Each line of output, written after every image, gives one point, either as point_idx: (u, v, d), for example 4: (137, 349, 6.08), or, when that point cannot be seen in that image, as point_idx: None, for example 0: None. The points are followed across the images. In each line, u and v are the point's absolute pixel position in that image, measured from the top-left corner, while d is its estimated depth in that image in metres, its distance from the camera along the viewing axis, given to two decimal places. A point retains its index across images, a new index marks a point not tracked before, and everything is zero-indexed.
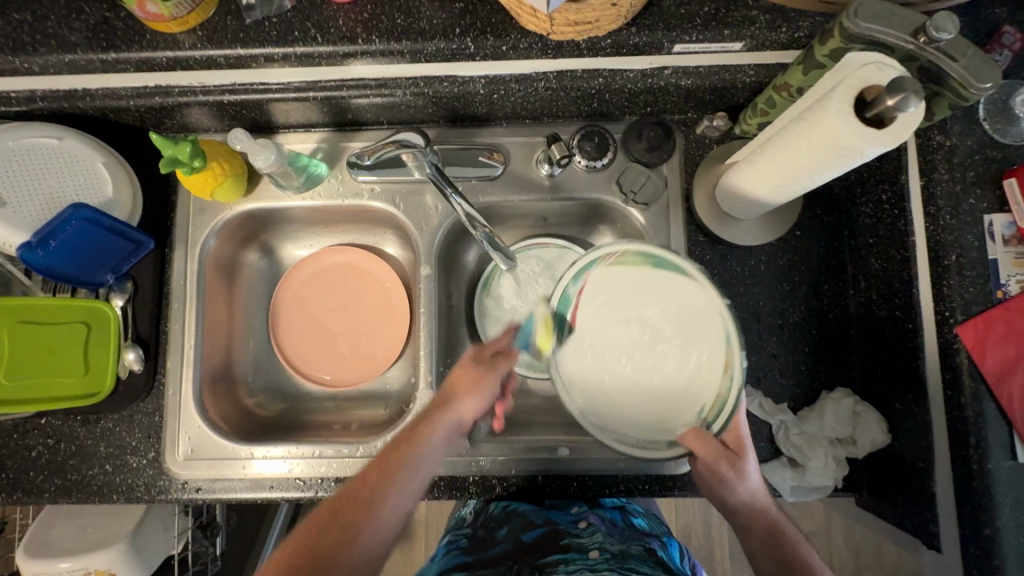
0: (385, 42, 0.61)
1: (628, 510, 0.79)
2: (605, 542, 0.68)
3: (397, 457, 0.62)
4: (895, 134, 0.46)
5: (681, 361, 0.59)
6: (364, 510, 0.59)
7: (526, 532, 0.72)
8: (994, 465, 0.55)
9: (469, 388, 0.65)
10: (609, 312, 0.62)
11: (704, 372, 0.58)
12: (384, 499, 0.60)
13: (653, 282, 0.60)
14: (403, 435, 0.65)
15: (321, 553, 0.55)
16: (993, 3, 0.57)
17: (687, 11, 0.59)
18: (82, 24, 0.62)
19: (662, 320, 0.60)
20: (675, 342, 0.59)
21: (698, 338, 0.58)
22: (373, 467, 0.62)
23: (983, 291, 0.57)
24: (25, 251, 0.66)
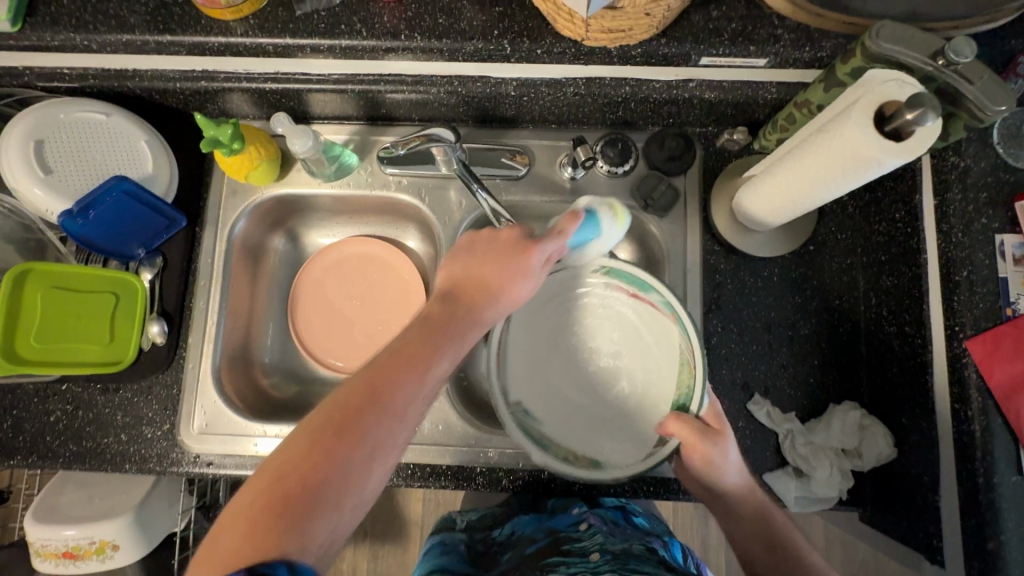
0: (426, 40, 0.64)
1: (628, 511, 0.77)
2: (606, 543, 0.66)
3: (445, 332, 0.52)
4: (911, 148, 0.48)
5: (585, 416, 0.70)
6: (416, 377, 0.48)
7: (528, 544, 0.71)
8: (999, 479, 0.55)
9: (500, 274, 0.56)
10: (640, 337, 0.70)
11: (574, 427, 0.69)
12: (421, 377, 0.48)
13: (659, 392, 0.68)
14: (415, 342, 0.50)
15: (370, 386, 0.46)
16: (1009, 34, 0.60)
17: (715, 26, 0.62)
18: (142, 8, 0.66)
19: (647, 394, 0.68)
20: (603, 413, 0.70)
21: (604, 417, 0.69)
22: (392, 346, 0.50)
23: (992, 308, 0.58)
24: (65, 218, 0.68)
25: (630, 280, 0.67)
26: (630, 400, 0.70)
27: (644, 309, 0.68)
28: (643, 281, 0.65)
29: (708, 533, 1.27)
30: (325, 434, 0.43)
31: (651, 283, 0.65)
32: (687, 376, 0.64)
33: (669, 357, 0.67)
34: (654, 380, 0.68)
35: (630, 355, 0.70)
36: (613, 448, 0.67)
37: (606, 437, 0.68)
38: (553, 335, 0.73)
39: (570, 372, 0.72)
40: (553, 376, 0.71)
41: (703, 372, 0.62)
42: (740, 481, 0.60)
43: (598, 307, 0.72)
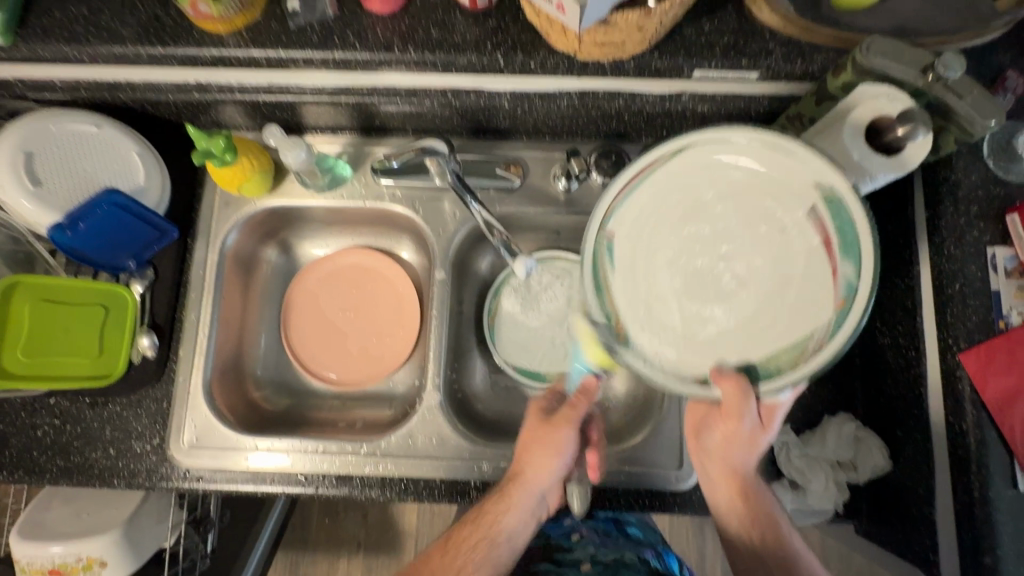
0: (420, 53, 0.64)
1: (622, 518, 0.80)
2: (597, 555, 0.73)
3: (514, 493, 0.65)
4: (901, 162, 0.49)
5: (657, 304, 0.57)
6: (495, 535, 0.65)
7: (519, 545, 0.75)
8: (995, 493, 0.55)
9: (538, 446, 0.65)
10: (784, 288, 0.53)
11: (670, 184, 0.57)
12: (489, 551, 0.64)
13: (745, 347, 0.53)
14: (481, 514, 0.66)
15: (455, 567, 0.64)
16: (998, 48, 0.60)
17: (707, 40, 0.63)
18: (133, 20, 0.65)
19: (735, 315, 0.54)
20: (673, 311, 0.56)
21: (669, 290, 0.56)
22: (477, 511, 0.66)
23: (985, 321, 0.58)
24: (55, 231, 0.68)
25: (839, 225, 0.51)
26: (716, 327, 0.55)
27: (812, 267, 0.53)
28: (857, 237, 0.50)
29: (707, 544, 1.27)
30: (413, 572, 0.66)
31: (856, 242, 0.50)
32: (788, 361, 0.51)
33: (784, 341, 0.52)
34: (763, 324, 0.53)
35: (757, 292, 0.54)
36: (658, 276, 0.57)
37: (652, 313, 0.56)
38: (690, 213, 0.56)
39: (677, 254, 0.57)
40: (661, 230, 0.57)
41: (816, 368, 0.50)
42: (743, 460, 0.59)
43: (771, 210, 0.55)
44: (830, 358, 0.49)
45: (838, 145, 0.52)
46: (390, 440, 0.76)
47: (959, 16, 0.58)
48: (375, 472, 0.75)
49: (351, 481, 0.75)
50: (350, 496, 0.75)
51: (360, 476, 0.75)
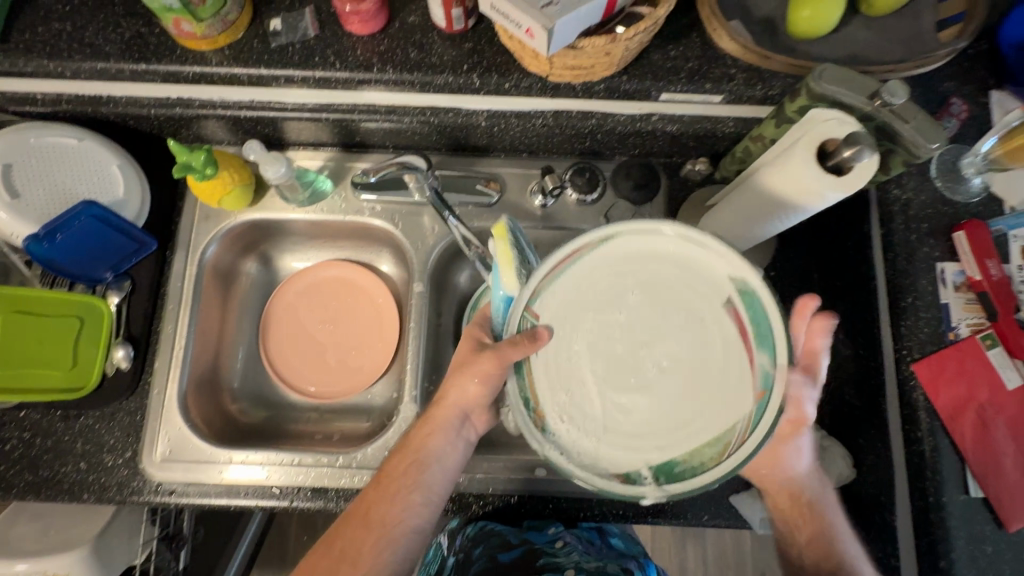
0: (399, 73, 0.66)
1: (604, 530, 0.82)
2: (581, 562, 0.72)
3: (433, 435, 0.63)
4: (850, 182, 0.51)
5: (575, 397, 0.54)
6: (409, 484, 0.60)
7: (503, 552, 0.73)
8: (948, 498, 0.57)
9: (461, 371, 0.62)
10: (706, 380, 0.52)
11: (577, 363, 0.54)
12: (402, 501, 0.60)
13: (665, 444, 0.51)
14: (376, 496, 0.60)
15: (367, 516, 0.60)
16: (944, 78, 0.64)
17: (674, 65, 0.66)
18: (117, 37, 0.67)
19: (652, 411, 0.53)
20: (596, 406, 0.53)
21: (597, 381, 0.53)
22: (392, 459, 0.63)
23: (936, 333, 0.61)
24: (31, 243, 0.68)
25: (754, 318, 0.51)
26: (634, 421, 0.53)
27: (738, 361, 0.51)
28: (769, 330, 0.50)
29: (686, 556, 1.27)
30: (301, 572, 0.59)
31: (766, 329, 0.50)
32: (710, 455, 0.50)
33: (701, 437, 0.50)
34: (682, 421, 0.52)
35: (679, 383, 0.53)
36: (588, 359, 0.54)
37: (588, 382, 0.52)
38: (601, 300, 0.55)
39: (596, 344, 0.55)
40: (583, 320, 0.55)
41: (735, 467, 0.48)
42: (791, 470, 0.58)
43: (683, 308, 0.54)
44: (747, 458, 0.47)
45: (793, 184, 0.54)
46: (367, 452, 0.76)
47: (906, 47, 0.62)
48: (350, 484, 0.75)
49: (326, 493, 0.75)
50: (325, 508, 0.75)
51: (336, 488, 0.75)
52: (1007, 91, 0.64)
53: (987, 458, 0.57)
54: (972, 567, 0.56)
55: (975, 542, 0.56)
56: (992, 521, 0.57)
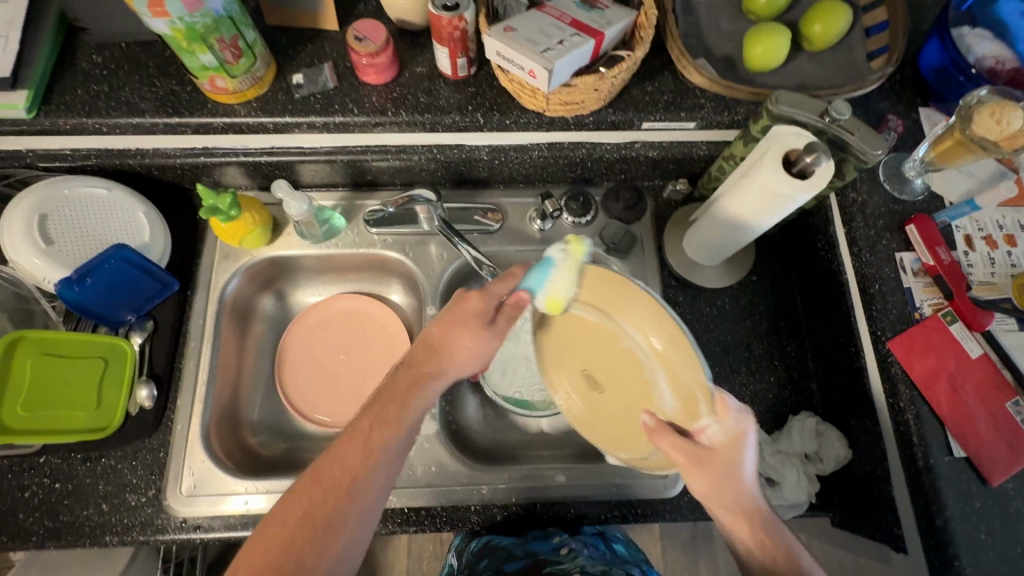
0: (410, 115, 0.74)
1: (608, 536, 0.86)
2: (587, 567, 0.77)
3: (413, 393, 0.59)
4: (814, 183, 0.59)
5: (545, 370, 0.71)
6: (368, 462, 0.55)
7: (508, 563, 0.78)
8: (935, 461, 0.63)
9: (461, 324, 0.61)
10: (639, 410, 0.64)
11: (607, 280, 0.57)
12: (372, 466, 0.55)
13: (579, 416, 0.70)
14: (323, 477, 0.54)
15: (318, 513, 0.52)
16: (878, 99, 0.76)
17: (651, 98, 0.76)
18: (152, 95, 0.73)
19: (636, 377, 0.59)
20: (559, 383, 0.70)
21: (619, 310, 0.57)
22: (358, 425, 0.57)
23: (904, 313, 0.68)
24: (62, 286, 0.71)
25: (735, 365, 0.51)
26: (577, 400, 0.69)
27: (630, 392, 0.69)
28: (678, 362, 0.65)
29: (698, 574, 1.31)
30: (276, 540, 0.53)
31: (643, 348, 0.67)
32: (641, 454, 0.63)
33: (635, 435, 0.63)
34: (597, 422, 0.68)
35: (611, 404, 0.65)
36: (638, 292, 0.55)
37: (622, 314, 0.57)
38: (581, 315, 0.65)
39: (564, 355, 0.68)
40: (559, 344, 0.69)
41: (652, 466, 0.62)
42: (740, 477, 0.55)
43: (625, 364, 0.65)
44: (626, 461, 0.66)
45: (766, 187, 0.62)
46: None
47: (844, 75, 0.74)
48: None
49: None
50: None
51: None
52: (932, 107, 0.76)
53: (964, 421, 0.63)
54: (965, 523, 0.61)
55: (965, 500, 0.62)
56: (977, 479, 0.62)
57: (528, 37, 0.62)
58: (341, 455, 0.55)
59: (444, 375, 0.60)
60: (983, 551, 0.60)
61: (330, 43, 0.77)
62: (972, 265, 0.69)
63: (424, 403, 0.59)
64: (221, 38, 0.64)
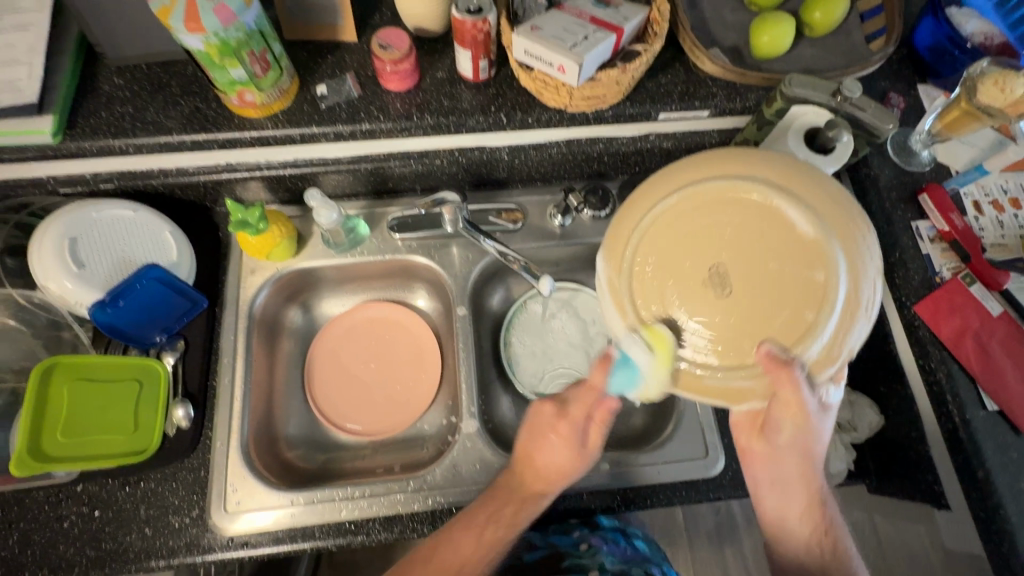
0: (435, 119, 0.76)
1: (629, 533, 0.84)
2: (605, 565, 0.78)
3: (524, 506, 0.67)
4: (837, 156, 0.65)
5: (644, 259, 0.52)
6: (475, 558, 0.64)
7: (527, 553, 0.81)
8: (971, 415, 0.65)
9: (555, 438, 0.67)
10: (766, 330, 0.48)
11: (839, 204, 0.49)
12: (496, 550, 0.65)
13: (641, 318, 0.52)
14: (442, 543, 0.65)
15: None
16: (879, 78, 0.79)
17: (667, 90, 0.78)
18: (177, 114, 0.74)
19: (799, 302, 0.48)
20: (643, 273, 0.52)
21: (842, 233, 0.48)
22: (474, 522, 0.66)
23: (926, 278, 0.71)
24: (97, 309, 0.72)
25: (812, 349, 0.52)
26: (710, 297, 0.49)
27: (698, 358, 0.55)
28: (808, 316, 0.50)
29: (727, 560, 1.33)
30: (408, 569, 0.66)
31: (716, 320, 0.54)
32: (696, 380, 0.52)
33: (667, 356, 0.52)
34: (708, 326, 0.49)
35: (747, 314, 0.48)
36: (866, 241, 0.49)
37: (841, 237, 0.48)
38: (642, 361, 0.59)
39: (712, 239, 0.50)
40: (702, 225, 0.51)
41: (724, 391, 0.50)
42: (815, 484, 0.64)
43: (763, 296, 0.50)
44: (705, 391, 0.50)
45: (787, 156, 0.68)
46: (436, 473, 0.78)
47: (846, 57, 0.77)
48: (424, 507, 0.77)
49: (400, 520, 0.76)
50: (401, 537, 0.76)
51: (409, 514, 0.76)
52: (930, 83, 0.80)
53: (994, 374, 0.66)
54: (1005, 472, 0.63)
55: (1002, 450, 0.64)
56: (1011, 429, 0.65)
57: (555, 35, 0.64)
58: (470, 520, 0.66)
59: (549, 489, 0.68)
60: None
61: (349, 53, 0.78)
62: (983, 229, 0.72)
63: (535, 511, 0.67)
64: (252, 52, 0.65)
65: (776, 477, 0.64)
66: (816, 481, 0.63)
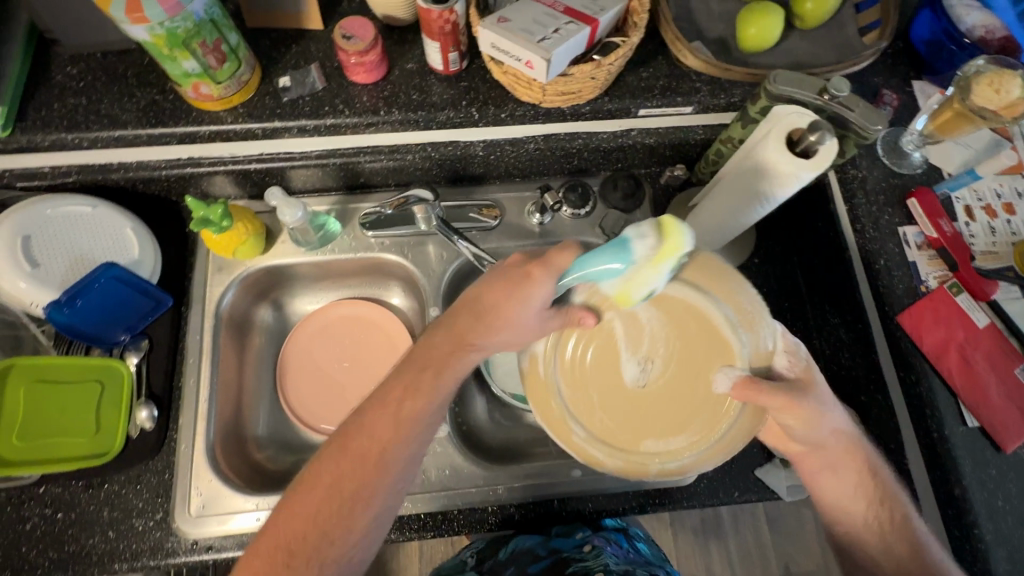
0: (404, 113, 0.73)
1: (629, 535, 0.85)
2: (610, 564, 0.75)
3: (450, 363, 0.57)
4: (817, 162, 0.59)
5: (606, 330, 0.65)
6: (399, 437, 0.56)
7: (534, 564, 0.77)
8: (950, 431, 0.64)
9: (514, 293, 0.54)
10: (673, 407, 0.63)
11: (719, 277, 0.62)
12: (401, 441, 0.55)
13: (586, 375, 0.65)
14: (376, 426, 0.55)
15: (349, 497, 0.54)
16: (871, 75, 0.76)
17: (647, 84, 0.75)
18: (133, 105, 0.71)
19: (703, 393, 0.62)
20: (600, 350, 0.65)
21: (749, 333, 0.60)
22: (386, 401, 0.56)
23: (910, 287, 0.69)
24: (52, 309, 0.69)
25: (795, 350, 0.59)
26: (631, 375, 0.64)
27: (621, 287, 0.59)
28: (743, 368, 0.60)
29: (711, 558, 1.32)
30: (321, 505, 0.54)
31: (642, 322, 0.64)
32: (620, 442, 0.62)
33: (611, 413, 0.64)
34: (627, 398, 0.64)
35: (659, 391, 0.64)
36: (745, 294, 0.61)
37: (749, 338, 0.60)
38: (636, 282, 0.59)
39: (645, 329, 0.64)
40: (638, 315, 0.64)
41: (631, 466, 0.62)
42: (841, 433, 0.59)
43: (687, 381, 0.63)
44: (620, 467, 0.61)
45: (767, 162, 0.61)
46: None
47: (838, 52, 0.73)
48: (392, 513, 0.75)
49: None
50: None
51: None
52: (926, 80, 0.76)
53: (975, 390, 0.64)
54: (982, 490, 0.62)
55: (981, 467, 0.62)
56: (991, 446, 0.63)
57: (524, 27, 0.61)
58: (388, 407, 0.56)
59: (473, 352, 0.57)
60: (1002, 516, 0.61)
61: (315, 43, 0.75)
62: (973, 235, 0.69)
63: (457, 374, 0.57)
64: (204, 42, 0.61)
65: (822, 466, 0.61)
66: (866, 458, 0.60)
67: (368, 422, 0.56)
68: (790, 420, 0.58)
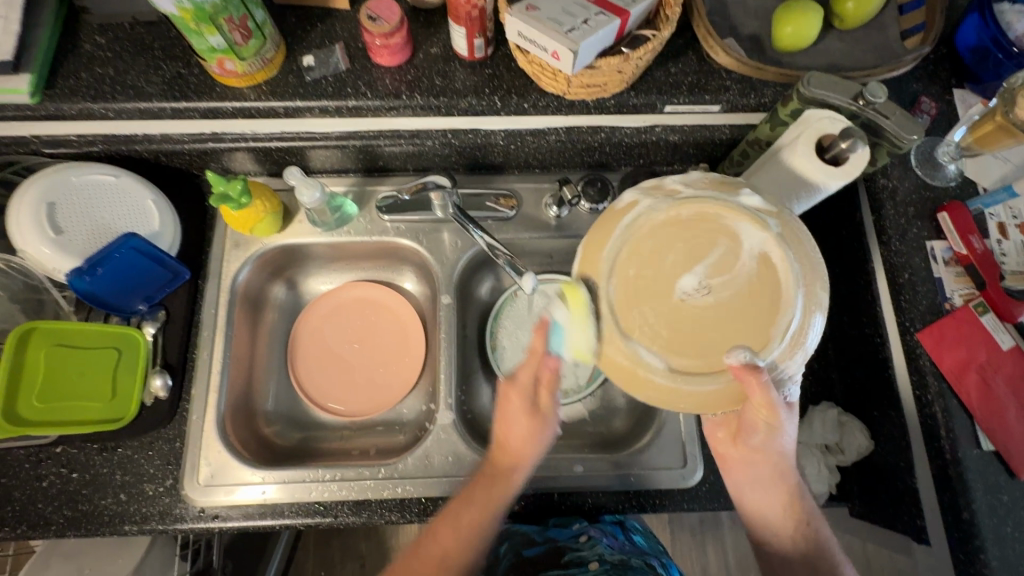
0: (425, 99, 0.72)
1: (627, 527, 0.84)
2: (605, 554, 0.75)
3: (501, 487, 0.65)
4: (848, 170, 0.57)
5: (678, 234, 0.53)
6: (458, 548, 0.64)
7: (528, 548, 0.79)
8: (963, 453, 0.62)
9: (516, 414, 0.65)
10: (691, 331, 0.51)
11: (815, 287, 0.52)
12: (463, 547, 0.64)
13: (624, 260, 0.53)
14: (442, 533, 0.64)
15: None
16: (910, 80, 0.73)
17: (675, 80, 0.73)
18: (159, 78, 0.71)
19: (733, 339, 0.50)
20: (664, 245, 0.53)
21: (804, 309, 0.51)
22: (450, 510, 0.66)
23: (934, 304, 0.67)
24: (75, 276, 0.71)
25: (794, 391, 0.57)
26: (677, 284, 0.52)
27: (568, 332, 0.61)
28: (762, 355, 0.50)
29: (707, 558, 1.33)
30: None
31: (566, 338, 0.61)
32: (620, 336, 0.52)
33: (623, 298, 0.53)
34: (654, 296, 0.52)
35: (690, 311, 0.51)
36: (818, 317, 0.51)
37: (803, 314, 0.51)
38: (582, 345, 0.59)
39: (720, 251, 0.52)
40: (720, 236, 0.53)
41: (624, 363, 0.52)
42: (783, 453, 0.60)
43: (722, 318, 0.51)
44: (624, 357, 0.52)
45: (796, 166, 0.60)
46: (407, 461, 0.78)
47: (876, 55, 0.71)
48: (394, 496, 0.76)
49: (368, 506, 0.76)
50: (369, 522, 0.75)
51: (379, 501, 0.76)
52: (967, 89, 0.73)
53: (994, 414, 0.62)
54: (992, 515, 0.61)
55: (993, 492, 0.61)
56: (1005, 471, 0.62)
57: (552, 16, 0.59)
58: (457, 514, 0.65)
59: (516, 477, 0.66)
60: (1010, 542, 0.60)
61: (341, 23, 0.74)
62: (1005, 254, 0.67)
63: (509, 494, 0.65)
64: (230, 18, 0.61)
65: (754, 476, 0.63)
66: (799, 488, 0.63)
67: (438, 525, 0.65)
68: (761, 421, 0.55)
